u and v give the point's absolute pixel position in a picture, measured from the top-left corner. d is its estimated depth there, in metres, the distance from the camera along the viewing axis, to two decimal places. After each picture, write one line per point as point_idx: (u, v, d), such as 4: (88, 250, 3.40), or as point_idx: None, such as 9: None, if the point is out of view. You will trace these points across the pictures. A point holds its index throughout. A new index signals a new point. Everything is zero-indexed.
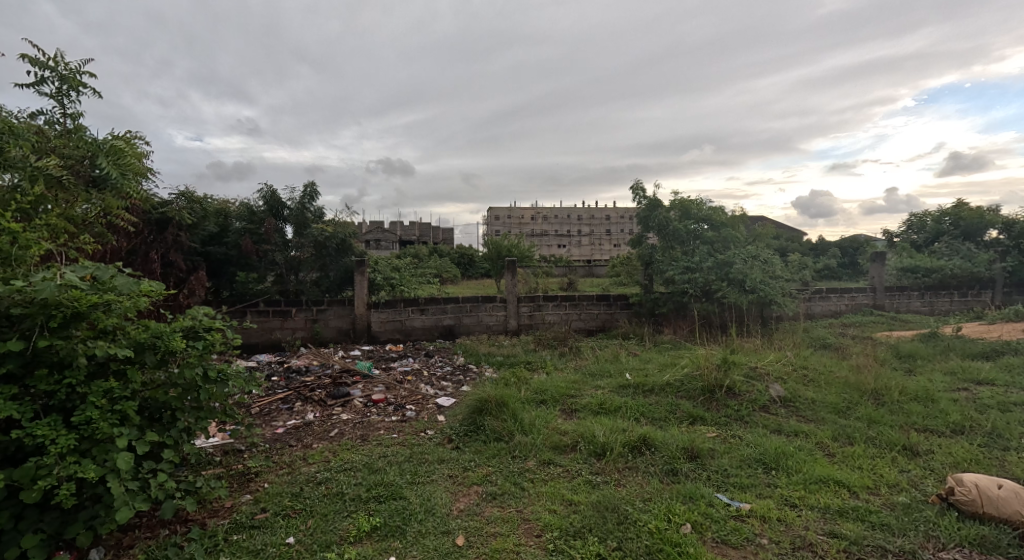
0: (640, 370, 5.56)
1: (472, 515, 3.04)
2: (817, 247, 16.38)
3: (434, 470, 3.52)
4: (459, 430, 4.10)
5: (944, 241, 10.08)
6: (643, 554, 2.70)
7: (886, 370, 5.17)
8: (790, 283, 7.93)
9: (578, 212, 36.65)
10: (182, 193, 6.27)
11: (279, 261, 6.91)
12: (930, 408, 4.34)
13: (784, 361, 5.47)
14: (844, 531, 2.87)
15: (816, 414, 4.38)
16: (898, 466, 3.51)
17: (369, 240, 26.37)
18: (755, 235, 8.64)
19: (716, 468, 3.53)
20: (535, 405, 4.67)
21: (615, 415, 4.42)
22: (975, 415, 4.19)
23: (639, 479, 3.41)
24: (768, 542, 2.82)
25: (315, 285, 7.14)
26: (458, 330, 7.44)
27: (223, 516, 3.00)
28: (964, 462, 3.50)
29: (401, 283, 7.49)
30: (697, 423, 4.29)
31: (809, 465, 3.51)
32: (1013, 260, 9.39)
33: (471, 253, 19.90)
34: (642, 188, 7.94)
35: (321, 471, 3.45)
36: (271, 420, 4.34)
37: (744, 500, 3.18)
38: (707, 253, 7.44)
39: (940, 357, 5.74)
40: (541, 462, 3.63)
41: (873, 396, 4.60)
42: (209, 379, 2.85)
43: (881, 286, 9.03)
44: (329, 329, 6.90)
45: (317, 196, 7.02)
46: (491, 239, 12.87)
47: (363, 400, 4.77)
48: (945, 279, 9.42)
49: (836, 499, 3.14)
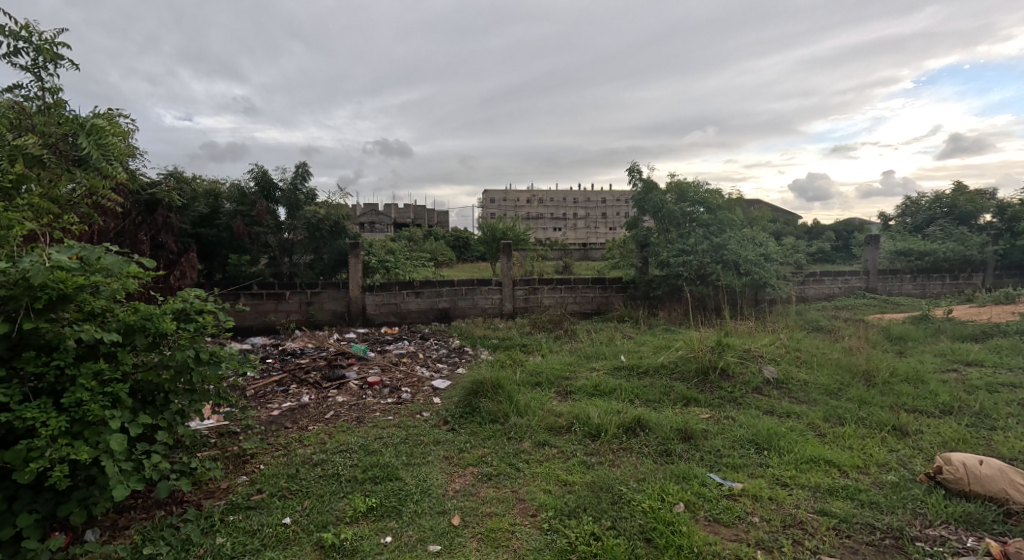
0: (635, 352, 5.61)
1: (468, 496, 3.08)
2: (815, 230, 16.35)
3: (429, 451, 3.55)
4: (454, 412, 4.13)
5: (938, 224, 10.11)
6: (636, 533, 2.74)
7: (877, 352, 5.22)
8: (785, 265, 7.96)
9: (573, 196, 36.64)
10: (170, 174, 6.21)
11: (272, 243, 6.91)
12: (921, 388, 4.39)
13: (778, 343, 5.51)
14: (833, 509, 2.93)
15: (808, 395, 4.44)
16: (888, 446, 3.57)
17: (363, 224, 26.37)
18: (750, 218, 8.65)
19: (708, 448, 3.58)
20: (531, 387, 4.71)
21: (609, 397, 4.47)
22: (964, 395, 4.25)
23: (633, 460, 3.45)
24: (760, 520, 2.87)
25: (309, 268, 7.10)
26: (454, 313, 7.45)
27: (219, 497, 3.03)
28: (952, 442, 3.56)
29: (396, 265, 7.54)
30: (691, 404, 4.34)
31: (799, 445, 3.57)
32: (1005, 243, 9.45)
33: (467, 234, 19.89)
34: (638, 169, 7.91)
35: (316, 452, 3.48)
36: (266, 402, 4.36)
37: (736, 480, 3.23)
38: (702, 236, 7.43)
39: (931, 340, 5.79)
40: (536, 444, 3.67)
41: (864, 378, 4.65)
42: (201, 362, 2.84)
43: (873, 269, 9.10)
44: (323, 312, 6.88)
45: (308, 177, 6.97)
46: (487, 221, 12.85)
47: (359, 382, 4.79)
48: (937, 263, 9.49)
49: (827, 479, 3.20)
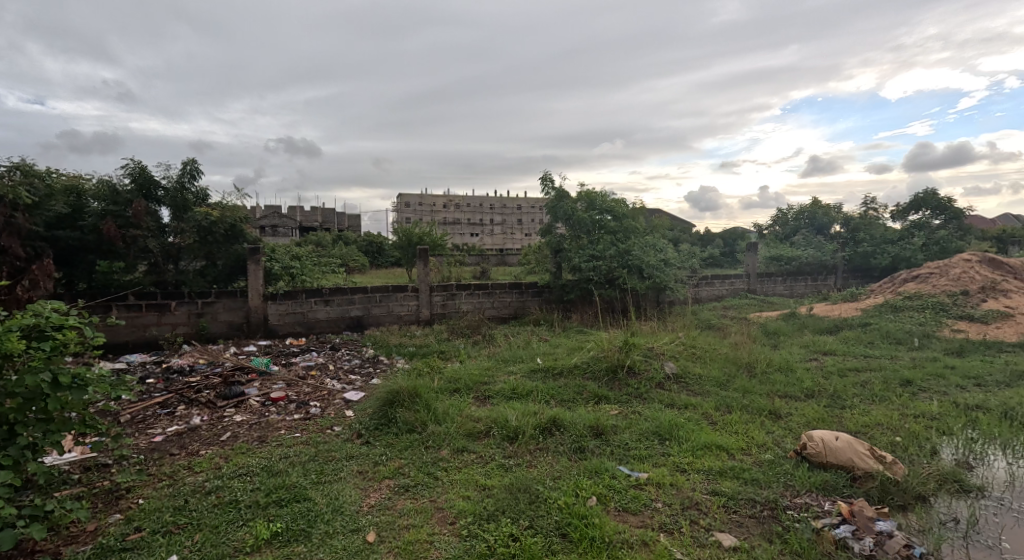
0: (550, 354, 5.91)
1: (383, 510, 3.18)
2: (705, 237, 17.77)
3: (341, 468, 3.60)
4: (369, 424, 4.18)
5: (800, 234, 11.42)
6: (552, 530, 2.97)
7: (757, 346, 5.87)
8: (682, 269, 8.66)
9: (489, 202, 37.09)
10: (17, 167, 5.67)
11: (153, 248, 6.45)
12: (790, 376, 5.02)
13: (677, 341, 6.02)
14: (723, 489, 3.32)
15: (702, 387, 4.92)
16: (766, 428, 4.07)
17: (262, 227, 24.95)
18: (652, 226, 9.31)
19: (618, 442, 3.90)
20: (449, 394, 4.84)
21: (526, 399, 4.71)
22: (822, 380, 4.91)
23: (549, 459, 3.70)
24: (662, 505, 3.20)
25: (200, 275, 6.80)
26: (367, 321, 7.42)
27: (84, 541, 2.91)
28: (813, 421, 4.12)
29: (301, 272, 7.40)
30: (602, 402, 4.68)
31: (696, 433, 3.98)
32: (850, 250, 10.77)
33: (380, 239, 19.63)
34: (551, 178, 8.29)
35: (209, 480, 3.41)
36: (147, 428, 4.18)
37: (643, 470, 3.56)
38: (611, 242, 7.94)
39: (798, 333, 6.59)
40: (454, 450, 3.82)
41: (747, 368, 5.23)
42: (62, 387, 2.69)
43: (752, 272, 10.05)
44: (217, 323, 6.63)
45: (198, 175, 6.68)
46: (402, 226, 12.81)
47: (260, 399, 4.70)
48: (800, 267, 10.67)
49: (718, 462, 3.61)
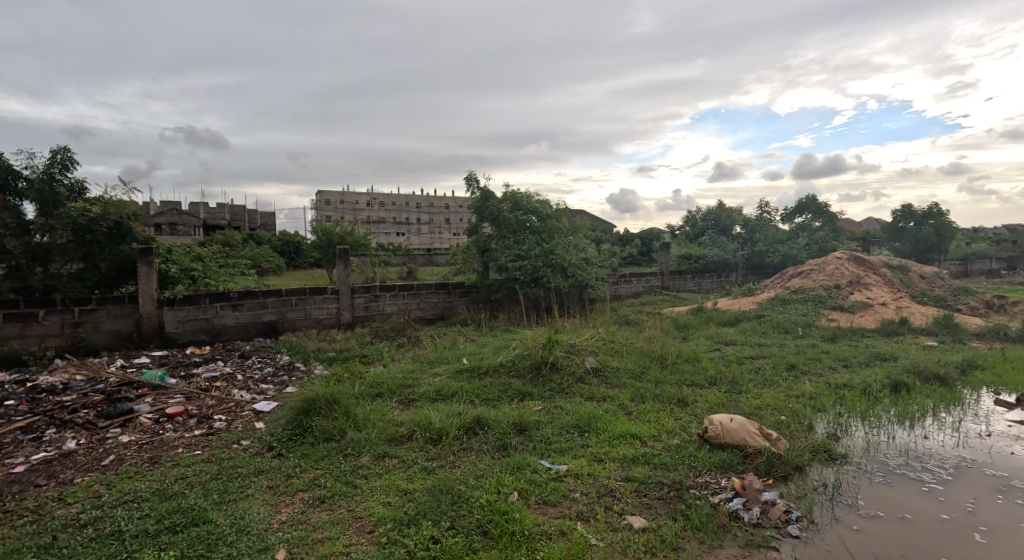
0: (477, 354, 6.01)
1: (295, 525, 3.13)
2: (625, 237, 18.57)
3: (248, 485, 3.50)
4: (281, 436, 4.09)
5: (707, 235, 12.25)
6: (473, 528, 3.06)
7: (669, 339, 6.26)
8: (602, 268, 9.04)
9: (417, 200, 36.68)
10: None
11: (14, 249, 5.83)
12: (696, 366, 5.42)
13: (597, 337, 6.29)
14: (636, 474, 3.55)
15: (619, 380, 5.19)
16: (675, 416, 4.37)
17: (161, 225, 23.20)
18: (574, 227, 9.64)
19: (540, 437, 4.06)
20: (371, 399, 4.81)
21: (451, 400, 4.77)
22: (724, 368, 5.33)
23: (473, 458, 3.80)
24: (580, 495, 3.37)
25: (78, 280, 6.28)
26: (282, 326, 7.19)
27: None
28: (715, 406, 4.47)
29: (203, 276, 7.13)
30: (526, 399, 4.83)
31: (612, 423, 4.22)
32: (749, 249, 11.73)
33: (298, 238, 18.93)
34: (476, 178, 8.39)
35: (86, 511, 3.20)
36: (7, 457, 3.85)
37: (562, 463, 3.73)
38: (535, 242, 8.18)
39: (705, 326, 7.09)
40: (375, 457, 3.82)
41: (659, 360, 5.58)
42: None
43: (666, 269, 10.63)
44: (99, 333, 6.17)
45: (72, 164, 6.07)
46: (322, 224, 12.45)
47: (152, 416, 4.46)
48: (706, 265, 11.42)
49: (631, 450, 3.85)
